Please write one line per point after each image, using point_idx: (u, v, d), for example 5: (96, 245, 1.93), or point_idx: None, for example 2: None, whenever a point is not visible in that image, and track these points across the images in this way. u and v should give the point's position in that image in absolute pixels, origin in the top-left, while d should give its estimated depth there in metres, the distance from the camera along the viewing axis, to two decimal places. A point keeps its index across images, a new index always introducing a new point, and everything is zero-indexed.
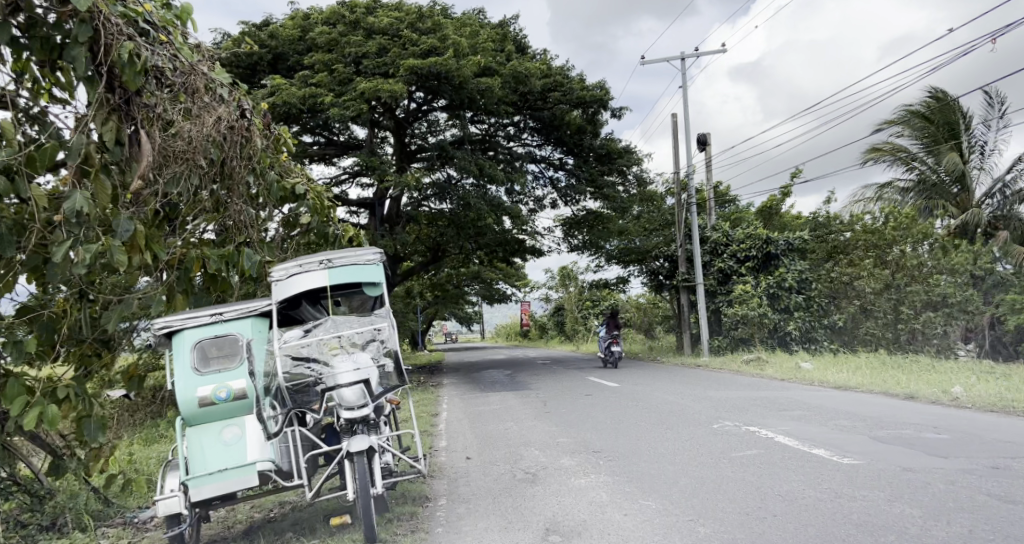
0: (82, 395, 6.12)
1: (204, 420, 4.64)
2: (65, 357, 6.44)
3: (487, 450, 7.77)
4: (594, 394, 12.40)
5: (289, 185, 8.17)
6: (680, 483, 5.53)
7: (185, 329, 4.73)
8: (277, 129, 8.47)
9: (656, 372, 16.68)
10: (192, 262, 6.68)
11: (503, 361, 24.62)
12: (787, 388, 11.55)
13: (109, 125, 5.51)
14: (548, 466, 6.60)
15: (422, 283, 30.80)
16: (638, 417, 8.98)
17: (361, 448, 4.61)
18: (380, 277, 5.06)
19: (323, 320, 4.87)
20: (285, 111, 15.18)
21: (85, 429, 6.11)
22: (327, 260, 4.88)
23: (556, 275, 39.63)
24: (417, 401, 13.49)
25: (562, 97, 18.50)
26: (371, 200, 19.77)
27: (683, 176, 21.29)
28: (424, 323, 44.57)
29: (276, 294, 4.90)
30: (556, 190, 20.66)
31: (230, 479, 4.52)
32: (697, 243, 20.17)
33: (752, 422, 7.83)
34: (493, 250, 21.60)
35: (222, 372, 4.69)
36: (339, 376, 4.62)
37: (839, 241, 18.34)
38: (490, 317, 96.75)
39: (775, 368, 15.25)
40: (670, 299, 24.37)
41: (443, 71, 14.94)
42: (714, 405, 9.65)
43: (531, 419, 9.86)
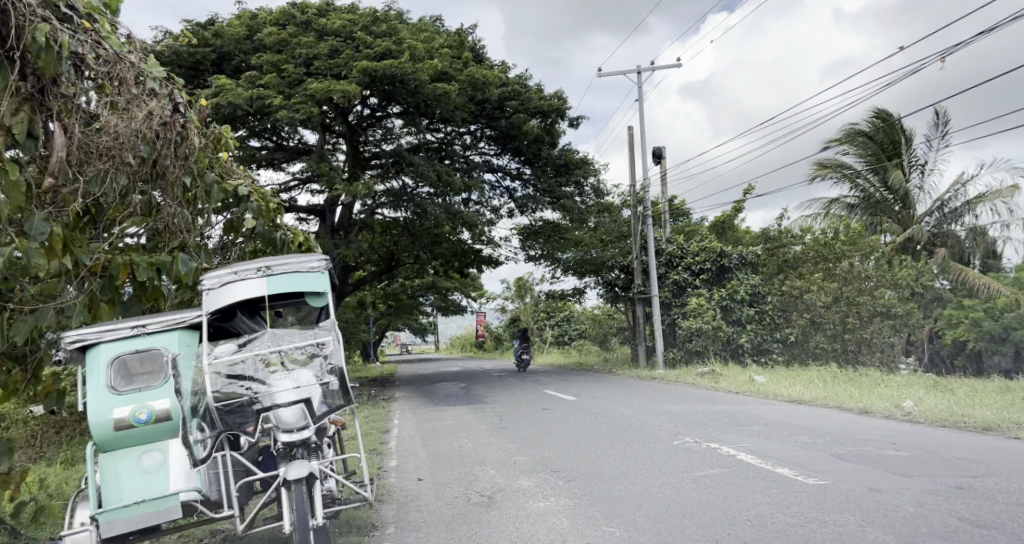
0: None
1: (121, 446, 4.14)
2: None
3: (440, 470, 7.35)
4: (551, 409, 12.08)
5: (231, 187, 7.59)
6: (644, 506, 5.23)
7: (101, 343, 4.25)
8: (218, 128, 7.95)
9: (612, 385, 16.46)
10: (118, 268, 6.10)
11: (457, 374, 24.16)
12: (744, 401, 11.40)
13: (20, 115, 5.01)
14: (504, 488, 6.23)
15: (374, 293, 30.16)
16: (598, 433, 8.67)
17: (299, 475, 4.18)
18: (325, 286, 4.63)
19: (260, 334, 4.41)
20: (230, 113, 14.55)
21: None
22: (265, 267, 4.45)
23: (511, 286, 39.34)
24: (367, 416, 12.98)
25: (519, 106, 18.20)
26: (322, 207, 19.19)
27: (639, 188, 21.25)
28: (377, 334, 43.84)
29: (206, 305, 4.41)
30: (512, 199, 20.39)
31: (148, 513, 4.05)
32: (653, 254, 20.08)
33: (714, 439, 7.59)
34: (447, 261, 21.19)
35: (142, 391, 4.20)
36: (277, 395, 4.22)
37: (790, 254, 18.46)
38: (445, 329, 96.03)
39: (730, 381, 15.19)
40: (626, 310, 24.28)
41: (398, 74, 14.64)
42: (673, 420, 9.41)
43: (486, 435, 9.47)
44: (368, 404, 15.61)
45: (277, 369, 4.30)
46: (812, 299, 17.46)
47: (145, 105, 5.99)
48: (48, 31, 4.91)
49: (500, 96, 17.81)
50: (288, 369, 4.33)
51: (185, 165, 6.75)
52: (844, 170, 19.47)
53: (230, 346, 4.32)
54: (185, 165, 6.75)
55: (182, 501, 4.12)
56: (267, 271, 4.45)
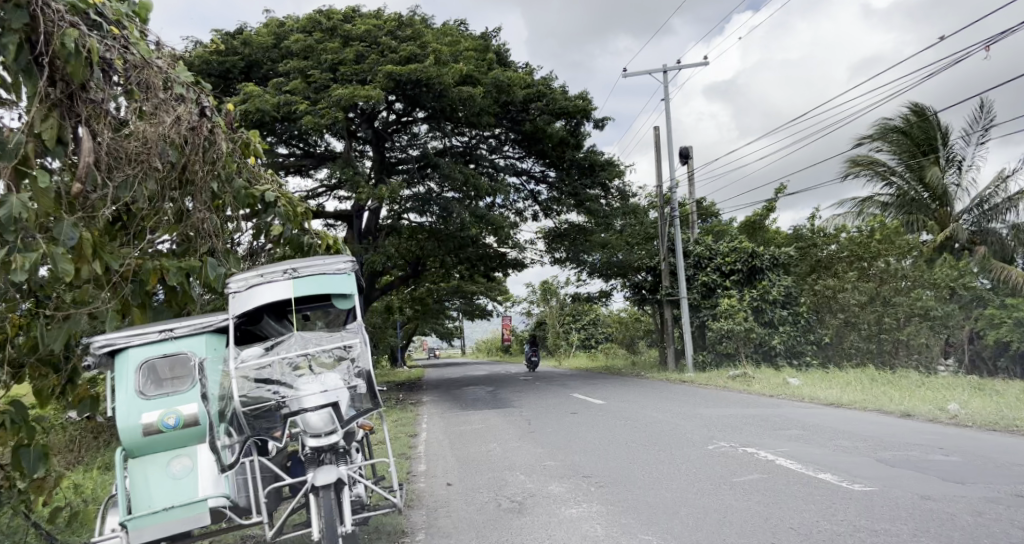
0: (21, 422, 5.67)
1: (149, 451, 4.10)
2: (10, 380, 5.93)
3: (469, 475, 7.25)
4: (580, 412, 11.93)
5: (258, 192, 7.55)
6: (680, 513, 5.08)
7: (130, 348, 4.22)
8: (245, 133, 7.94)
9: (643, 388, 16.26)
10: (148, 274, 6.09)
11: (484, 378, 24.06)
12: (779, 404, 11.15)
13: (49, 122, 5.00)
14: (536, 493, 6.11)
15: (401, 298, 30.23)
16: (629, 438, 8.51)
17: (327, 480, 4.12)
18: (352, 288, 4.55)
19: (287, 337, 4.35)
20: (257, 120, 14.64)
21: (23, 459, 5.73)
22: (292, 269, 4.39)
23: (537, 290, 39.21)
24: (396, 420, 12.95)
25: (544, 107, 18.08)
26: (349, 213, 19.25)
27: (667, 190, 21.06)
28: (404, 338, 43.99)
29: (233, 308, 4.37)
30: (538, 203, 20.30)
31: (177, 519, 4.00)
32: (681, 256, 19.85)
33: (749, 443, 7.40)
34: (473, 265, 21.16)
35: (170, 396, 4.17)
36: (305, 400, 4.15)
37: (823, 255, 18.10)
38: (472, 333, 96.25)
39: (762, 384, 14.92)
40: (654, 312, 24.03)
41: (423, 78, 14.64)
42: (706, 424, 9.21)
43: (515, 440, 9.36)
44: (396, 408, 15.58)
45: (304, 372, 4.21)
46: (846, 299, 17.10)
47: (172, 110, 5.99)
48: (76, 36, 4.93)
49: (525, 98, 17.73)
50: (316, 372, 4.24)
51: (213, 170, 6.72)
52: (878, 167, 19.07)
53: (257, 350, 4.24)
54: (213, 169, 6.73)
55: (210, 507, 4.07)
56: (294, 273, 4.40)
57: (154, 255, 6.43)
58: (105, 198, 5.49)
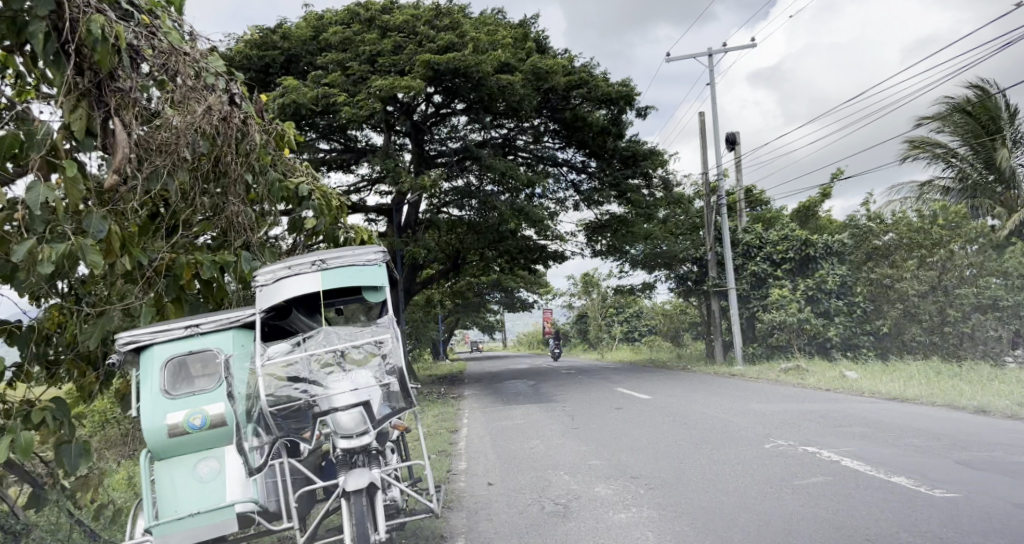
0: (61, 419, 5.40)
1: (176, 453, 3.90)
2: (52, 376, 5.80)
3: (510, 474, 6.98)
4: (625, 408, 11.56)
5: (293, 184, 7.35)
6: (740, 521, 4.73)
7: (155, 344, 4.02)
8: (279, 124, 7.75)
9: (691, 382, 15.82)
10: (182, 268, 5.86)
11: (526, 371, 23.79)
12: (835, 399, 10.66)
13: (78, 112, 4.75)
14: (582, 495, 5.82)
15: (441, 291, 30.14)
16: (678, 435, 8.13)
17: (359, 485, 3.87)
18: (384, 279, 4.31)
19: (316, 332, 4.12)
20: (296, 112, 14.52)
21: (64, 455, 5.49)
22: (320, 260, 4.15)
23: (578, 282, 38.79)
24: (437, 416, 12.75)
25: (586, 95, 17.68)
26: (388, 206, 19.12)
27: (713, 178, 20.48)
28: (445, 331, 44.04)
29: (259, 303, 4.15)
30: (579, 193, 19.91)
31: (204, 525, 3.79)
32: (729, 246, 19.30)
33: (808, 442, 6.98)
34: (513, 258, 20.89)
35: (196, 395, 3.96)
36: (335, 399, 3.91)
37: (880, 244, 17.05)
38: (513, 326, 96.40)
39: (817, 377, 14.32)
40: (699, 303, 23.48)
41: (461, 67, 14.38)
42: (760, 421, 8.79)
43: (559, 436, 9.06)
44: (438, 402, 15.42)
45: (334, 369, 3.97)
46: (904, 289, 16.36)
47: (205, 99, 5.80)
48: (102, 22, 4.64)
49: (567, 86, 17.32)
50: (346, 370, 3.99)
51: (246, 160, 6.54)
52: (937, 150, 18.19)
53: (285, 345, 4.01)
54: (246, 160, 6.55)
55: (238, 513, 3.86)
56: (323, 264, 4.16)
57: (187, 249, 6.22)
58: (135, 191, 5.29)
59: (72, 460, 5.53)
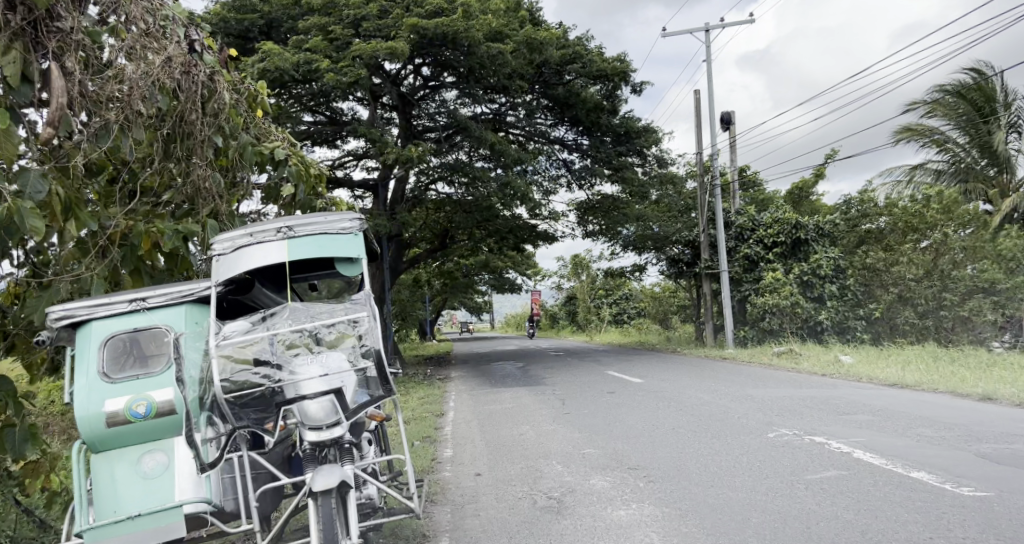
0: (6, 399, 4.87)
1: (115, 444, 3.40)
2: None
3: (500, 464, 6.53)
4: (617, 392, 11.13)
5: (267, 148, 6.78)
6: (753, 521, 4.28)
7: (94, 320, 3.52)
8: (252, 84, 7.19)
9: (682, 365, 15.45)
10: (140, 237, 5.30)
11: (513, 353, 23.34)
12: (835, 386, 10.26)
13: (12, 55, 4.22)
14: (576, 489, 5.38)
15: (429, 271, 29.57)
16: (676, 423, 7.69)
17: (327, 484, 3.37)
18: (361, 251, 3.78)
19: (281, 308, 3.61)
20: (278, 78, 13.88)
21: (7, 441, 4.94)
22: (286, 228, 3.62)
23: (567, 264, 38.33)
24: (421, 398, 12.26)
25: (580, 69, 17.11)
26: (374, 182, 18.50)
27: (707, 157, 20.02)
28: (432, 312, 43.47)
29: (216, 274, 3.62)
30: (570, 172, 19.39)
31: (147, 529, 3.28)
32: (723, 227, 18.83)
33: (816, 431, 6.54)
34: (502, 237, 20.36)
35: (140, 379, 3.46)
36: (303, 385, 3.42)
37: (874, 226, 17.00)
38: (500, 308, 96.24)
39: (812, 362, 13.94)
40: (690, 286, 23.07)
41: (450, 32, 13.83)
42: (761, 407, 8.36)
43: (549, 422, 8.59)
44: (423, 384, 14.94)
45: (300, 351, 3.48)
46: (899, 272, 16.01)
47: (163, 51, 5.38)
48: None
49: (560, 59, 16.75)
50: (315, 351, 3.50)
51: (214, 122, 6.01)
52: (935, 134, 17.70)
53: (244, 323, 3.51)
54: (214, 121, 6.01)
55: (187, 514, 3.36)
56: (290, 231, 3.63)
57: (147, 217, 5.65)
58: (83, 145, 4.79)
59: (19, 445, 4.93)
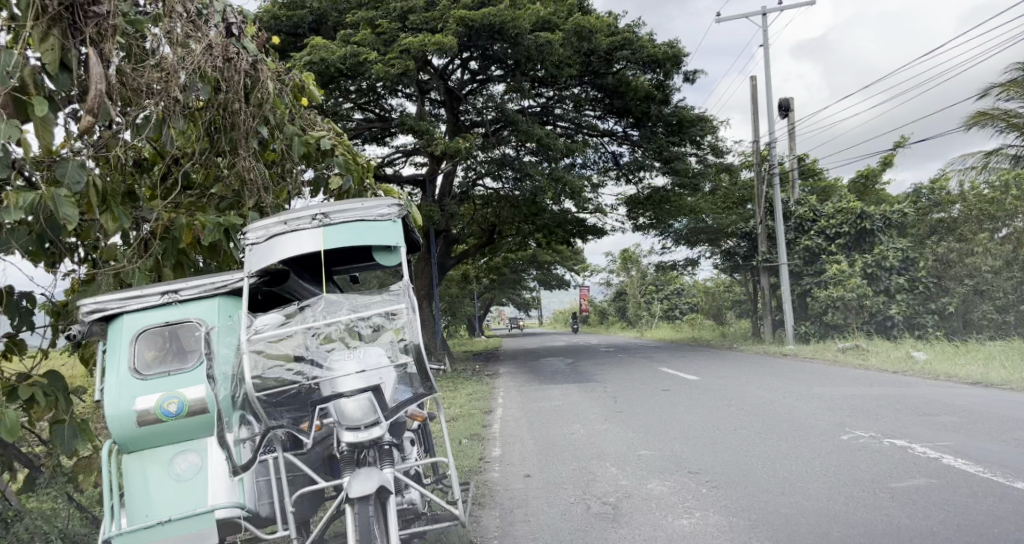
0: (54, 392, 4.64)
1: (147, 444, 3.21)
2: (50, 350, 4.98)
3: (550, 465, 6.25)
4: (672, 390, 10.73)
5: (314, 138, 6.57)
6: (834, 534, 3.93)
7: (125, 314, 3.35)
8: (297, 74, 7.01)
9: (740, 362, 14.92)
10: (180, 230, 5.13)
11: (564, 349, 23.05)
12: (909, 384, 9.69)
13: (49, 43, 4.12)
14: (634, 494, 5.09)
15: (478, 267, 29.44)
16: (738, 424, 7.29)
17: (366, 490, 3.13)
18: (400, 239, 3.55)
19: (316, 300, 3.38)
20: (325, 73, 13.83)
21: (57, 436, 4.66)
22: (322, 214, 3.41)
23: (617, 259, 37.77)
24: (470, 395, 12.07)
25: (630, 57, 16.66)
26: (422, 177, 18.37)
27: (764, 146, 19.36)
28: (480, 308, 43.43)
29: (248, 264, 3.41)
30: (620, 165, 19.00)
31: (176, 536, 3.08)
32: (781, 219, 18.16)
33: (897, 433, 6.13)
34: (551, 232, 20.07)
35: (172, 376, 3.26)
36: (340, 382, 3.20)
37: (946, 216, 16.27)
38: (550, 303, 95.92)
39: (880, 359, 13.28)
40: (747, 280, 22.39)
41: (497, 22, 13.59)
42: (829, 407, 7.90)
43: (602, 421, 8.29)
44: (471, 380, 14.75)
45: (336, 346, 3.27)
46: (976, 263, 15.16)
47: (206, 40, 5.24)
48: None
49: (610, 47, 16.35)
50: (352, 346, 3.29)
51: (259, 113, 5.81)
52: (1012, 117, 16.68)
53: (276, 315, 3.29)
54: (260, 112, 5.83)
55: (219, 520, 3.14)
56: (326, 218, 3.42)
57: (189, 211, 5.52)
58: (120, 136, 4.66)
59: (68, 440, 4.63)
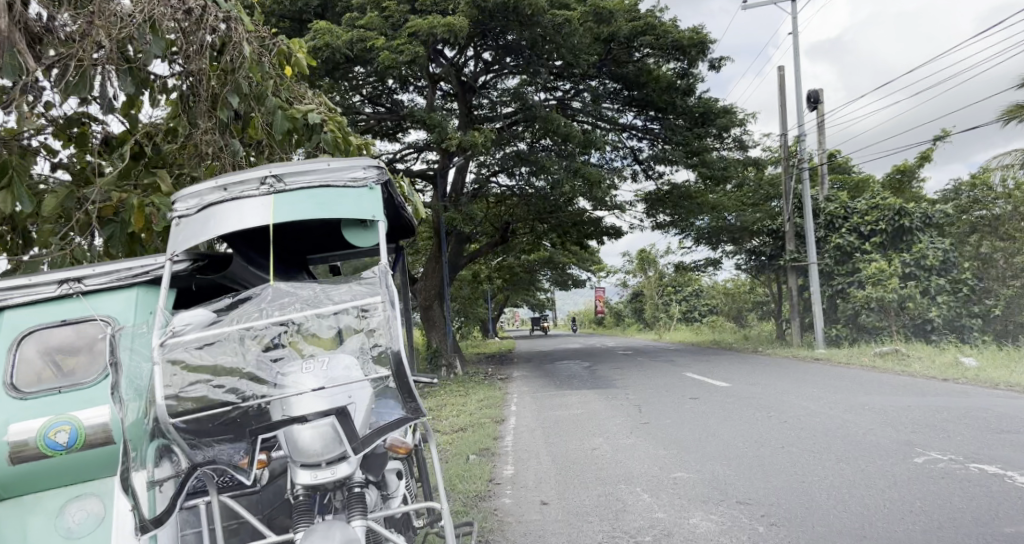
0: None
1: (27, 487, 2.63)
2: None
3: (570, 490, 5.37)
4: (702, 398, 9.84)
5: (299, 111, 5.71)
6: None
7: (11, 309, 2.89)
8: (283, 39, 6.19)
9: (769, 366, 13.97)
10: (131, 212, 4.29)
11: (580, 352, 22.14)
12: (966, 394, 8.79)
13: None
14: (674, 532, 4.20)
15: (490, 266, 28.53)
16: (785, 440, 6.40)
17: None
18: (377, 210, 2.66)
19: (265, 294, 2.61)
20: (330, 60, 12.93)
21: None
22: (273, 175, 2.56)
23: (633, 260, 36.86)
24: (481, 402, 11.17)
25: (653, 44, 15.71)
26: (433, 172, 17.49)
27: (792, 141, 18.40)
28: (492, 310, 42.47)
29: (176, 242, 2.56)
30: (639, 160, 18.16)
31: None
32: (811, 215, 17.16)
33: (978, 457, 5.35)
34: (566, 231, 19.22)
35: (64, 393, 2.73)
36: (296, 403, 2.37)
37: (987, 212, 15.34)
38: (563, 306, 95.33)
39: (925, 365, 12.31)
40: (772, 280, 21.39)
41: (512, 3, 12.72)
42: (886, 421, 6.99)
43: (627, 434, 7.41)
44: (483, 384, 13.87)
45: (289, 355, 2.46)
46: None
47: None
48: None
49: (631, 33, 15.43)
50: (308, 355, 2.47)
51: (236, 80, 5.45)
52: None
53: (205, 312, 2.54)
54: (233, 79, 5.47)
55: None
56: (279, 183, 2.57)
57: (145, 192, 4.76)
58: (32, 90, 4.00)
59: None
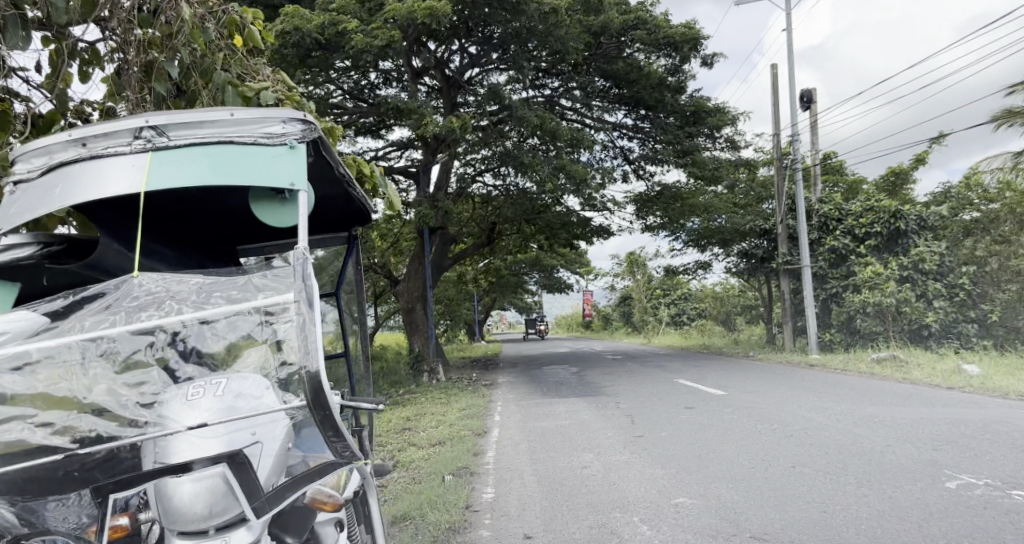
0: None
1: None
2: None
3: (557, 519, 4.69)
4: (697, 407, 9.21)
5: (251, 88, 4.99)
6: None
7: None
8: (237, 7, 5.47)
9: (764, 373, 13.34)
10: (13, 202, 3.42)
11: (567, 357, 21.44)
12: (978, 406, 8.20)
13: None
14: None
15: (475, 270, 27.74)
16: (796, 459, 5.75)
17: None
18: (297, 178, 2.53)
19: (118, 295, 2.39)
20: (301, 44, 12.19)
21: None
22: (154, 129, 2.42)
23: (622, 263, 36.23)
24: (462, 411, 10.46)
25: (644, 37, 15.03)
26: (416, 169, 16.72)
27: (785, 141, 17.83)
28: (478, 314, 41.54)
29: (24, 209, 2.43)
30: (629, 160, 17.52)
31: None
32: (804, 217, 16.56)
33: (1019, 481, 4.72)
34: (552, 233, 18.54)
35: None
36: (173, 448, 2.12)
37: (981, 215, 14.91)
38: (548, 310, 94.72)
39: (926, 372, 11.74)
40: (765, 284, 20.76)
41: None
42: (902, 436, 6.37)
43: (619, 450, 6.76)
44: (465, 391, 13.12)
45: (151, 380, 2.24)
46: (1021, 266, 13.73)
47: None
48: None
49: (621, 26, 14.80)
50: (184, 378, 2.30)
51: (174, 49, 4.80)
52: None
53: (37, 315, 2.33)
54: (174, 47, 4.80)
55: None
56: (161, 137, 2.43)
57: None
58: None
59: None
